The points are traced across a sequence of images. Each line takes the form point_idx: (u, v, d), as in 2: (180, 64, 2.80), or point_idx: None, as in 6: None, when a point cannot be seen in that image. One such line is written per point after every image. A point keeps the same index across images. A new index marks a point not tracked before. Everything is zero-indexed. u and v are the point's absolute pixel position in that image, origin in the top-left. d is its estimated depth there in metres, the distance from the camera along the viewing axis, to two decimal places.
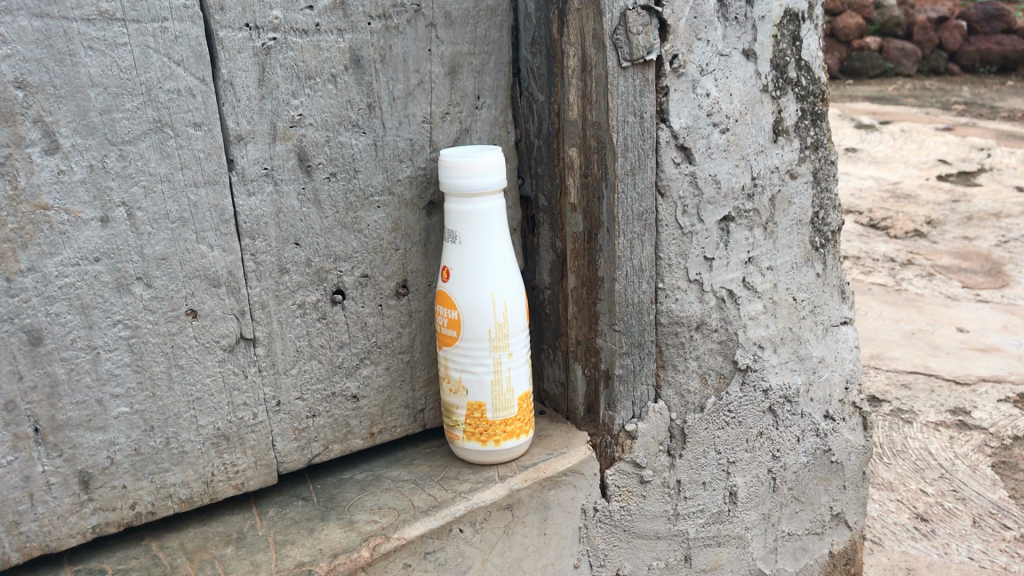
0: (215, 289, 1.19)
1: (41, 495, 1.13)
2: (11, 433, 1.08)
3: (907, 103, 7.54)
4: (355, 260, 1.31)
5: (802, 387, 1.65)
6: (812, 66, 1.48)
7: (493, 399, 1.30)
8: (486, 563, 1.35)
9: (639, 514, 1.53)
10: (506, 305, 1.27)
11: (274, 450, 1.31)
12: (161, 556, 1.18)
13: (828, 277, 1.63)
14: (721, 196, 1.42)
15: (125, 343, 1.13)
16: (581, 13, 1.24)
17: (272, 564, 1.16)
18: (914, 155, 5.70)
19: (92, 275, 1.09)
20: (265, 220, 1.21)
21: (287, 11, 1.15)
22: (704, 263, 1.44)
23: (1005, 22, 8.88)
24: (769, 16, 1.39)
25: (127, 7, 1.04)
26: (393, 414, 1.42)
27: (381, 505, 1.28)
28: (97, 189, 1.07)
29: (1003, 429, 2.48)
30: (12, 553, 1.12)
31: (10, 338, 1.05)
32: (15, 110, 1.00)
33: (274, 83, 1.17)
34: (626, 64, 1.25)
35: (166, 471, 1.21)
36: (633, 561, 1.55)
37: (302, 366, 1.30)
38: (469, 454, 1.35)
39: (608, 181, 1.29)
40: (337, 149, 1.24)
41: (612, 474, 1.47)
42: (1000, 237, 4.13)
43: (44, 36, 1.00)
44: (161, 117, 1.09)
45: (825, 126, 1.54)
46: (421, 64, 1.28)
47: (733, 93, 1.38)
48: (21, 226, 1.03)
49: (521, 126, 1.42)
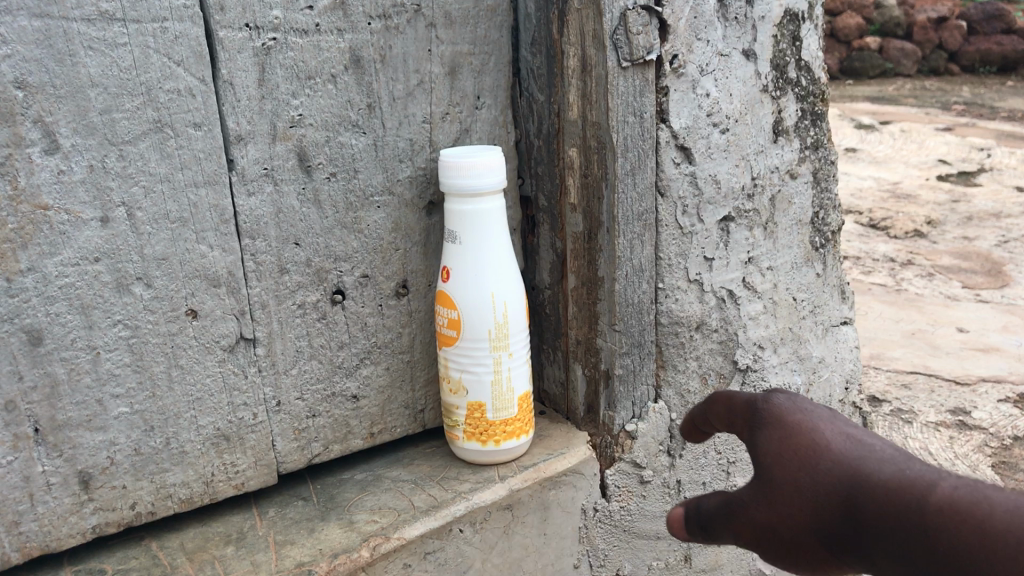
0: (215, 289, 1.19)
1: (41, 495, 1.12)
2: (10, 433, 1.08)
3: (907, 103, 7.54)
4: (355, 260, 1.31)
5: (801, 388, 1.65)
6: (812, 67, 1.48)
7: (493, 399, 1.30)
8: (486, 563, 1.35)
9: (639, 514, 1.53)
10: (506, 305, 1.27)
11: (274, 450, 1.31)
12: (161, 556, 1.19)
13: (828, 277, 1.63)
14: (722, 196, 1.42)
15: (125, 343, 1.13)
16: (581, 13, 1.24)
17: (272, 564, 1.16)
18: (914, 155, 5.70)
19: (91, 275, 1.09)
20: (265, 220, 1.21)
21: (288, 11, 1.15)
22: (705, 263, 1.44)
23: (1005, 22, 8.87)
24: (770, 16, 1.39)
25: (128, 7, 1.03)
26: (393, 415, 1.42)
27: (381, 505, 1.28)
28: (97, 189, 1.07)
29: (1003, 430, 2.48)
30: (12, 553, 1.12)
31: (10, 338, 1.05)
32: (15, 110, 1.00)
33: (274, 83, 1.17)
34: (626, 64, 1.24)
35: (167, 471, 1.21)
36: (633, 561, 1.55)
37: (301, 366, 1.30)
38: (469, 454, 1.35)
39: (608, 181, 1.29)
40: (337, 149, 1.24)
41: (613, 474, 1.47)
42: (999, 237, 4.13)
43: (43, 36, 0.99)
44: (161, 117, 1.09)
45: (825, 126, 1.55)
46: (421, 64, 1.28)
47: (733, 93, 1.38)
48: (21, 226, 1.03)
49: (521, 126, 1.42)
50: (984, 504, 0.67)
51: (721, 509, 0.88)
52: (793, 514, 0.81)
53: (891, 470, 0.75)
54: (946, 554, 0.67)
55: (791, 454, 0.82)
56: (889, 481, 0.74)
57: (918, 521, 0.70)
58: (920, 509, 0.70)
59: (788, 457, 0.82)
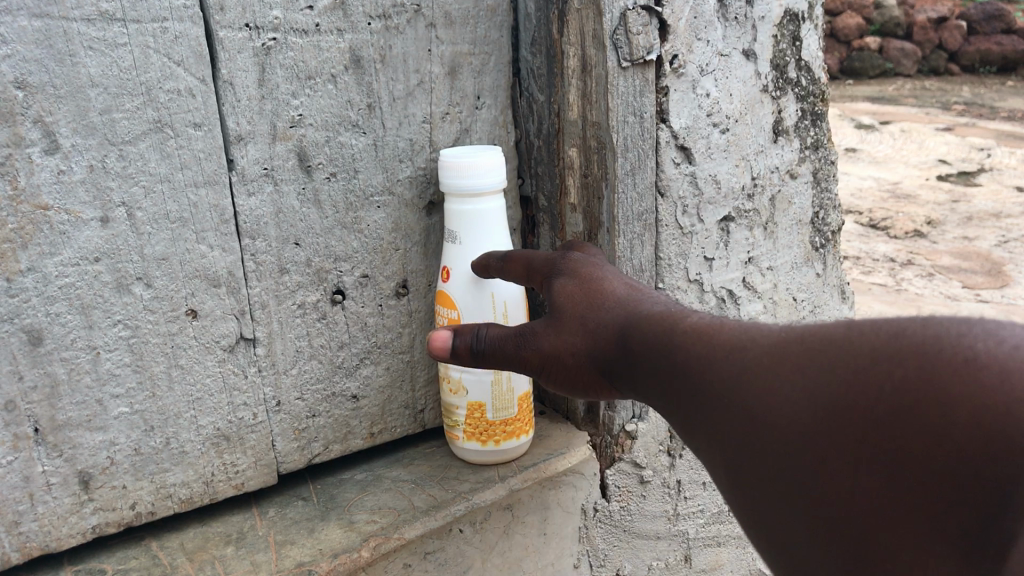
0: (215, 289, 1.19)
1: (41, 495, 1.12)
2: (10, 434, 1.08)
3: (907, 103, 7.55)
4: (355, 260, 1.31)
5: None
6: (812, 67, 1.49)
7: (494, 399, 1.29)
8: (486, 563, 1.35)
9: (639, 514, 1.54)
10: (506, 305, 1.27)
11: (274, 450, 1.31)
12: (161, 556, 1.19)
13: (828, 277, 1.63)
14: (721, 196, 1.42)
15: (125, 343, 1.13)
16: (581, 13, 1.24)
17: (272, 564, 1.16)
18: (914, 155, 5.71)
19: (91, 275, 1.09)
20: (265, 220, 1.21)
21: (288, 11, 1.15)
22: (704, 263, 1.44)
23: (1005, 22, 8.87)
24: (769, 16, 1.39)
25: (127, 7, 1.03)
26: (393, 414, 1.42)
27: (381, 505, 1.28)
28: (97, 188, 1.07)
29: None
30: (12, 553, 1.12)
31: (10, 338, 1.05)
32: (15, 110, 0.99)
33: (274, 83, 1.17)
34: (626, 64, 1.24)
35: (167, 471, 1.21)
36: (633, 561, 1.56)
37: (302, 366, 1.30)
38: (469, 454, 1.34)
39: (608, 181, 1.29)
40: (337, 149, 1.24)
41: (612, 474, 1.49)
42: (999, 237, 4.13)
43: (43, 36, 0.99)
44: (161, 117, 1.09)
45: (825, 126, 1.55)
46: (422, 64, 1.28)
47: (733, 93, 1.38)
48: (21, 227, 1.03)
49: (521, 126, 1.42)
50: (715, 326, 0.77)
51: (497, 336, 1.02)
52: (572, 343, 0.97)
53: (656, 308, 0.91)
54: (678, 363, 0.77)
55: (582, 297, 0.99)
56: (657, 310, 0.90)
57: (666, 330, 0.82)
58: (671, 330, 0.82)
59: (579, 298, 0.99)
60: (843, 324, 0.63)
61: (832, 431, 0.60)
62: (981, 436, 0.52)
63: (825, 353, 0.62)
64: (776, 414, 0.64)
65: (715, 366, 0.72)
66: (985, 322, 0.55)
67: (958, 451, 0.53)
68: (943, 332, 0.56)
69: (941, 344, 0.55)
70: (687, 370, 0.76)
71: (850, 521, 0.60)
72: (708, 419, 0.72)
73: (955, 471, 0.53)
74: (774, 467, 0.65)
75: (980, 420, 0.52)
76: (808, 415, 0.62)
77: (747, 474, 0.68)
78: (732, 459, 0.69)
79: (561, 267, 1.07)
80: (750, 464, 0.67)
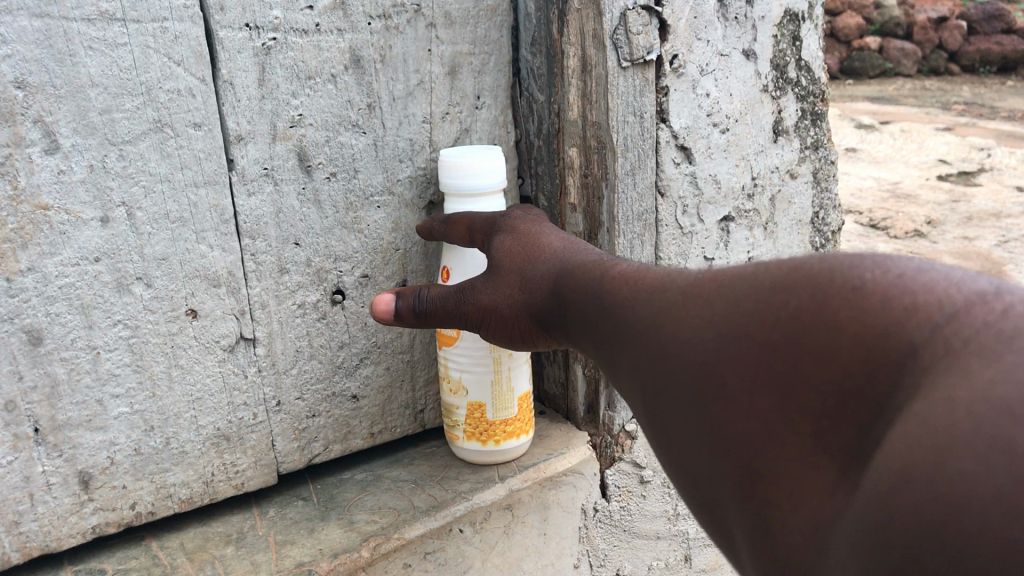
0: (215, 289, 1.19)
1: (41, 495, 1.12)
2: (10, 433, 1.08)
3: (907, 103, 7.55)
4: (355, 260, 1.31)
5: None
6: (812, 67, 1.49)
7: (494, 399, 1.29)
8: (486, 563, 1.34)
9: (639, 514, 1.55)
10: None
11: (274, 450, 1.31)
12: (160, 556, 1.18)
13: None
14: (721, 196, 1.42)
15: (125, 343, 1.13)
16: (581, 13, 1.23)
17: (272, 564, 1.16)
18: (914, 155, 5.71)
19: (91, 275, 1.09)
20: (265, 221, 1.21)
21: (288, 11, 1.15)
22: (704, 264, 1.44)
23: (1005, 22, 8.87)
24: (769, 16, 1.39)
25: (127, 7, 1.03)
26: (393, 414, 1.42)
27: (381, 505, 1.28)
28: (97, 189, 1.07)
29: None
30: (12, 553, 1.12)
31: (10, 338, 1.05)
32: (15, 110, 0.99)
33: (274, 83, 1.17)
34: (626, 64, 1.24)
35: (167, 471, 1.21)
36: (633, 561, 1.56)
37: (302, 367, 1.30)
38: (470, 454, 1.34)
39: (608, 181, 1.29)
40: (337, 149, 1.24)
41: (613, 474, 1.50)
42: (999, 237, 4.12)
43: (43, 36, 0.99)
44: (161, 117, 1.09)
45: (825, 126, 1.55)
46: (421, 64, 1.28)
47: (733, 93, 1.38)
48: (21, 227, 1.03)
49: (521, 125, 1.42)
50: (649, 273, 0.78)
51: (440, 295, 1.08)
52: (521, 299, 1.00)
53: (594, 262, 0.91)
54: (611, 308, 0.79)
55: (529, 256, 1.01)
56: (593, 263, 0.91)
57: (602, 279, 0.84)
58: (607, 278, 0.84)
59: (518, 254, 1.03)
60: (752, 266, 0.64)
61: (729, 362, 0.62)
62: (859, 359, 0.52)
63: (733, 292, 0.64)
64: (685, 352, 0.66)
65: (640, 308, 0.74)
66: (876, 254, 0.56)
67: (841, 370, 0.53)
68: (836, 265, 0.57)
69: (832, 274, 0.56)
70: (619, 314, 0.77)
71: (745, 447, 0.61)
72: (629, 359, 0.74)
73: (837, 398, 0.54)
74: (681, 398, 0.66)
75: (859, 341, 0.53)
76: (712, 351, 0.63)
77: (660, 407, 0.69)
78: (649, 403, 0.71)
79: (504, 227, 1.11)
80: (664, 406, 0.69)
